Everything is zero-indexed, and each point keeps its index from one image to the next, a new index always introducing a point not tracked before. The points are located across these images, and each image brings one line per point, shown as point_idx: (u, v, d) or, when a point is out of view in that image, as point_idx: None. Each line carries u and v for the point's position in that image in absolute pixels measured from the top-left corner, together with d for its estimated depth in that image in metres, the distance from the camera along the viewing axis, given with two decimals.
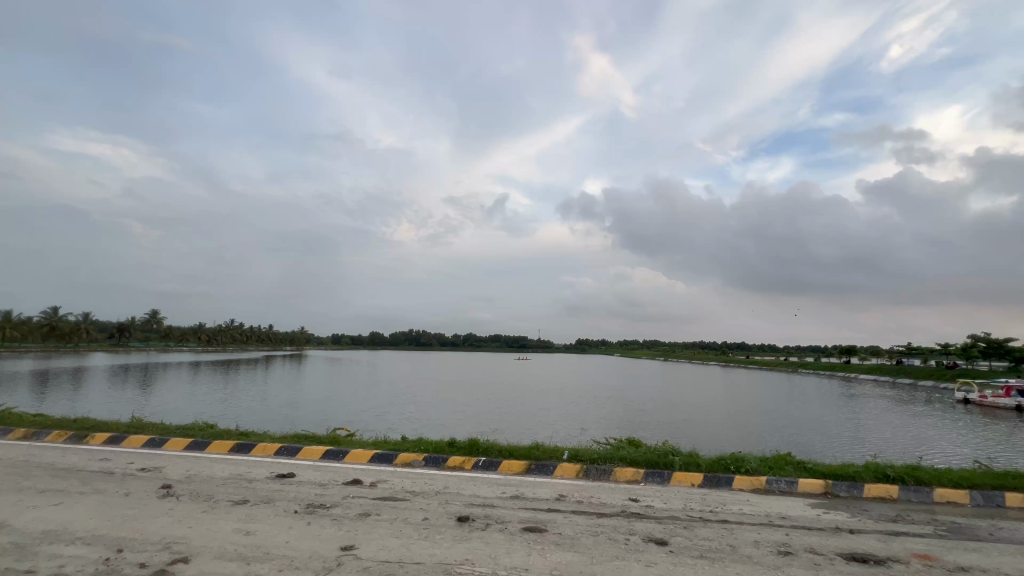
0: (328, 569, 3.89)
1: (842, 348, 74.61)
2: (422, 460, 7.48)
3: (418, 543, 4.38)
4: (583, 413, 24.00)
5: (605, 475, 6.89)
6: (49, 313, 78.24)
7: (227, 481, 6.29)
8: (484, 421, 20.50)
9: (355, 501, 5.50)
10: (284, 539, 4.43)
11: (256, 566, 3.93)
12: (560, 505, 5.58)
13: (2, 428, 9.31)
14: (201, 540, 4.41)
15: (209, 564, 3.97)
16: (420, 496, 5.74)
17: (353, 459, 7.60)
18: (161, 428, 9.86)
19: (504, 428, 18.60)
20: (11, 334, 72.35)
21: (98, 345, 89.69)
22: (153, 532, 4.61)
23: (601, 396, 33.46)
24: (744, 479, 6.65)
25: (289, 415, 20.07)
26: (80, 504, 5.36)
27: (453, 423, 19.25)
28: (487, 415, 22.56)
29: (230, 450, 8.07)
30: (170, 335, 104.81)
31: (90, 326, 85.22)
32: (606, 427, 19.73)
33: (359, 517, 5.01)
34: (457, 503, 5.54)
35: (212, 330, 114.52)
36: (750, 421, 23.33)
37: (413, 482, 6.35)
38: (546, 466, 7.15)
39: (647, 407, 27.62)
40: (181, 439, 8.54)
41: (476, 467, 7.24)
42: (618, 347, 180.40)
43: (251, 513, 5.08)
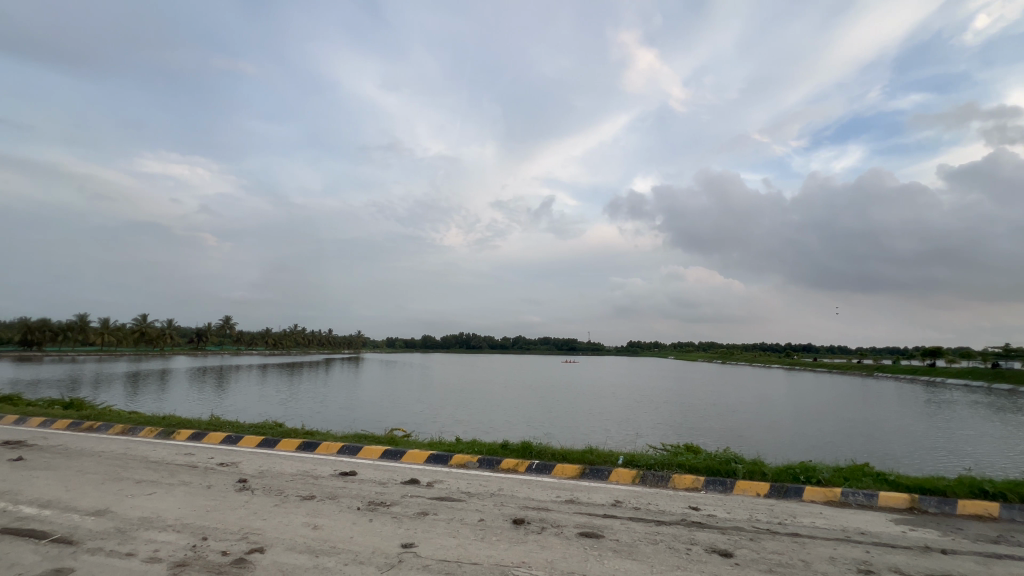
0: (389, 566, 4.01)
1: (927, 350, 68.07)
2: (476, 461, 7.60)
3: (475, 544, 4.45)
4: (637, 418, 23.38)
5: (663, 481, 6.68)
6: (138, 320, 86.44)
7: (296, 477, 6.68)
8: (535, 424, 20.52)
9: (414, 500, 5.66)
10: (349, 534, 4.63)
11: (325, 559, 4.14)
12: (617, 511, 5.46)
13: (105, 424, 10.41)
14: (274, 532, 4.70)
15: (283, 554, 4.23)
16: (475, 498, 5.81)
17: (410, 459, 7.83)
18: (237, 425, 10.69)
19: (556, 432, 18.51)
20: (107, 339, 80.71)
21: (182, 348, 98.27)
22: (232, 523, 4.96)
23: (656, 400, 32.45)
24: (816, 490, 6.22)
25: (348, 416, 20.96)
26: (169, 494, 5.86)
27: (505, 426, 19.41)
28: (539, 419, 22.45)
29: (296, 448, 8.55)
30: (242, 339, 112.96)
31: (173, 332, 93.38)
32: (662, 433, 19.09)
33: (417, 516, 5.15)
34: (512, 505, 5.57)
35: (278, 334, 122.08)
36: (824, 429, 21.71)
37: (468, 483, 6.45)
38: (601, 470, 7.05)
39: (706, 413, 26.47)
40: (253, 436, 9.17)
41: (530, 469, 7.26)
42: (671, 349, 174.77)
43: (318, 509, 5.36)
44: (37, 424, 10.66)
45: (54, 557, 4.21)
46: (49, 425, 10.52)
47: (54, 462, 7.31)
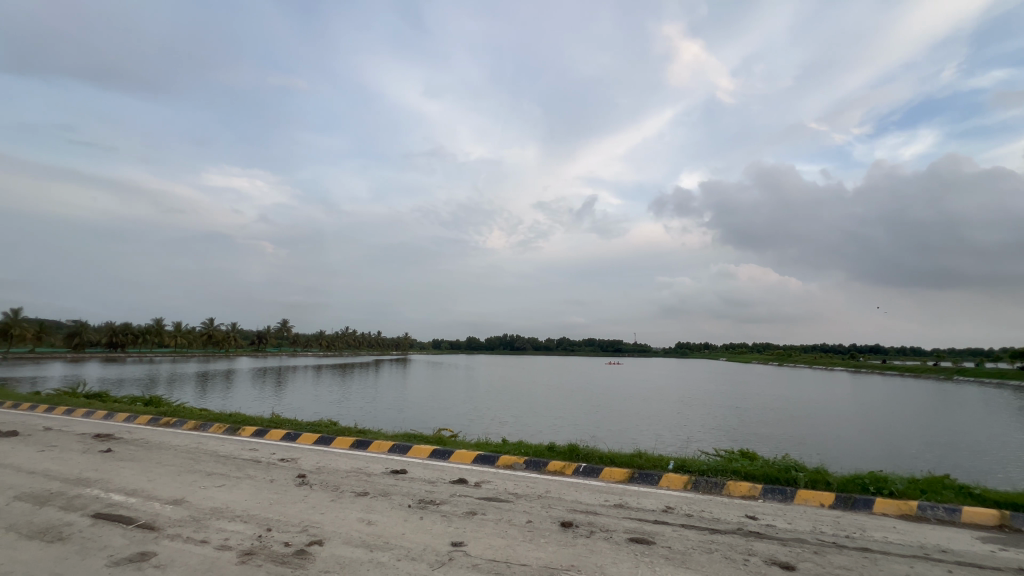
0: (440, 564, 4.09)
1: (1017, 352, 61.60)
2: (522, 462, 7.62)
3: (522, 545, 4.46)
4: (686, 422, 22.62)
5: (717, 488, 6.43)
6: (206, 323, 92.97)
7: (350, 474, 6.96)
8: (580, 426, 20.29)
9: (462, 500, 5.74)
10: (400, 531, 4.77)
11: (379, 553, 4.29)
12: (668, 517, 5.31)
13: (178, 419, 11.29)
14: (332, 525, 4.92)
15: (340, 548, 4.42)
16: (522, 499, 5.82)
17: (458, 459, 7.97)
18: (294, 423, 11.25)
19: (604, 434, 18.23)
20: (180, 341, 87.44)
21: (244, 349, 105.13)
22: (294, 515, 5.24)
23: (707, 403, 31.24)
24: (889, 503, 5.78)
25: (397, 416, 21.46)
26: (237, 486, 6.28)
27: (550, 428, 19.31)
28: (586, 421, 22.17)
29: (350, 445, 8.92)
30: (298, 341, 119.30)
31: (237, 334, 100.05)
32: (716, 438, 18.36)
33: (465, 515, 5.24)
34: (560, 508, 5.55)
35: (331, 336, 127.76)
36: (897, 437, 20.10)
37: (515, 484, 6.49)
38: (651, 475, 6.89)
39: (763, 417, 25.22)
40: (311, 434, 9.63)
41: (577, 472, 7.19)
42: (722, 350, 168.05)
43: (371, 505, 5.56)
44: (122, 419, 11.67)
45: (139, 541, 4.59)
46: (132, 420, 11.50)
47: (137, 454, 8.01)
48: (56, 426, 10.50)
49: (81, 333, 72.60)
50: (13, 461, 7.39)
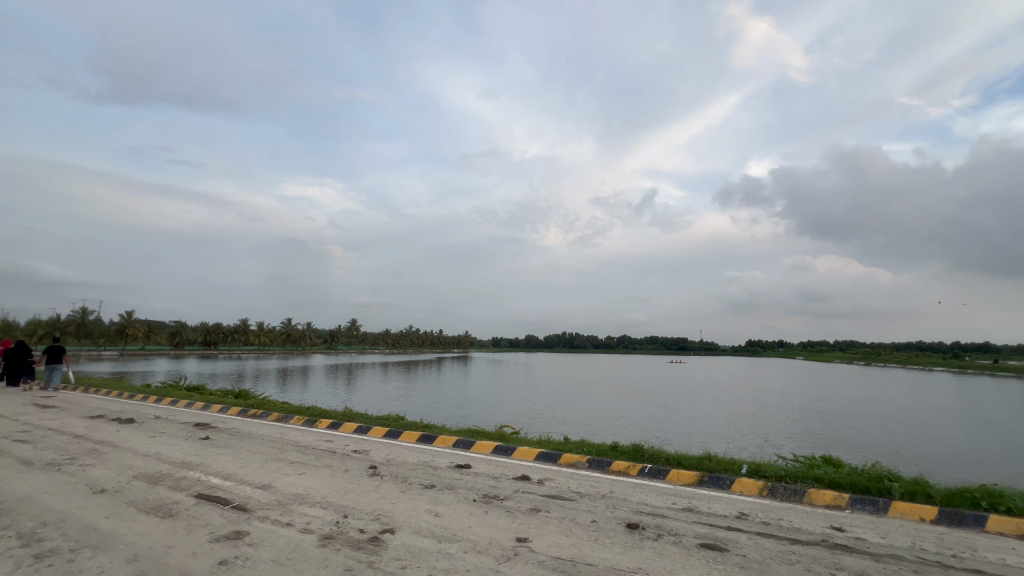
0: (506, 558, 4.16)
1: None
2: (586, 461, 7.54)
3: (588, 544, 4.41)
4: (760, 425, 21.29)
5: (796, 495, 6.00)
6: (285, 323, 100.56)
7: (418, 467, 7.23)
8: (644, 427, 19.70)
9: (526, 497, 5.79)
10: (467, 524, 4.89)
11: (447, 544, 4.42)
12: (743, 524, 5.03)
13: (263, 411, 12.28)
14: (403, 515, 5.14)
15: (411, 537, 4.60)
16: (586, 498, 5.75)
17: (520, 455, 8.05)
18: (365, 417, 11.85)
19: (670, 436, 17.60)
20: (263, 339, 95.06)
21: (318, 346, 112.27)
22: (367, 504, 5.52)
23: (784, 406, 29.16)
24: (1005, 520, 5.10)
25: (459, 413, 21.91)
26: (317, 474, 6.75)
27: (612, 428, 18.95)
28: (650, 421, 21.50)
29: (417, 439, 9.27)
30: (366, 340, 125.73)
31: (312, 333, 107.06)
32: (793, 442, 17.19)
33: (529, 511, 5.27)
34: (625, 508, 5.43)
35: (396, 335, 133.46)
36: (1013, 447, 17.79)
37: (578, 483, 6.44)
38: (722, 479, 6.56)
39: (848, 421, 23.30)
40: (381, 427, 10.10)
41: (642, 473, 7.00)
42: (799, 348, 156.40)
43: (438, 497, 5.74)
44: (216, 411, 12.86)
45: (234, 521, 5.06)
46: (225, 411, 12.67)
47: (230, 442, 8.81)
48: (164, 415, 11.82)
49: (182, 333, 81.15)
50: (131, 445, 8.41)
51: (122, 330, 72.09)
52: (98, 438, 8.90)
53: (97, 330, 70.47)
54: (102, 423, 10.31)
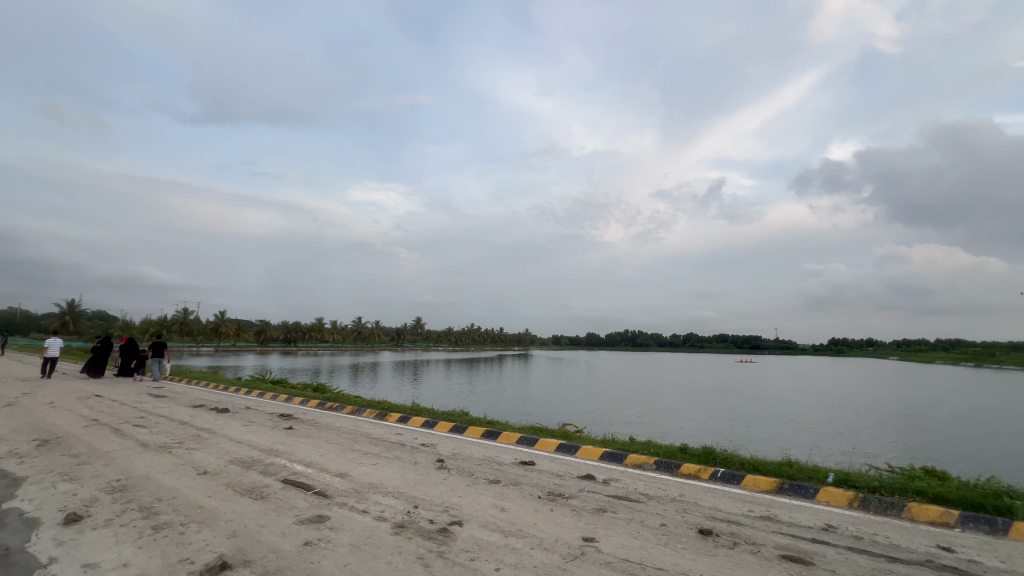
0: (572, 556, 4.14)
1: None
2: (653, 463, 7.31)
3: (658, 548, 4.28)
4: (848, 431, 19.58)
5: (893, 509, 5.45)
6: (356, 322, 106.47)
7: (483, 461, 7.39)
8: (715, 429, 18.75)
9: (591, 496, 5.73)
10: (532, 520, 4.92)
11: (514, 540, 4.47)
12: (831, 537, 4.64)
13: (338, 404, 13.08)
14: (470, 509, 5.26)
15: (479, 530, 4.70)
16: (655, 501, 5.58)
17: (584, 454, 7.97)
18: (431, 412, 12.21)
19: (745, 440, 16.62)
20: (336, 337, 101.23)
21: (386, 344, 117.81)
22: (436, 496, 5.71)
23: (876, 411, 26.58)
24: None
25: (522, 410, 22.02)
26: (389, 465, 7.09)
27: (680, 430, 18.19)
28: (723, 424, 20.36)
29: (481, 434, 9.46)
30: (429, 338, 130.13)
31: (380, 330, 112.50)
32: (889, 452, 15.60)
33: (596, 511, 5.20)
34: (696, 513, 5.20)
35: (458, 333, 136.97)
36: None
37: (646, 485, 6.26)
38: (805, 487, 6.10)
39: (955, 429, 20.83)
40: (447, 422, 10.42)
41: (714, 477, 6.68)
42: (892, 347, 141.86)
43: (503, 493, 5.81)
44: (298, 403, 13.87)
45: (317, 505, 5.43)
46: (305, 403, 13.64)
47: (311, 432, 9.48)
48: (253, 406, 12.92)
49: (267, 331, 88.33)
50: (227, 432, 9.30)
51: (217, 329, 79.73)
52: (200, 425, 9.92)
53: (197, 329, 78.43)
54: (202, 412, 11.47)
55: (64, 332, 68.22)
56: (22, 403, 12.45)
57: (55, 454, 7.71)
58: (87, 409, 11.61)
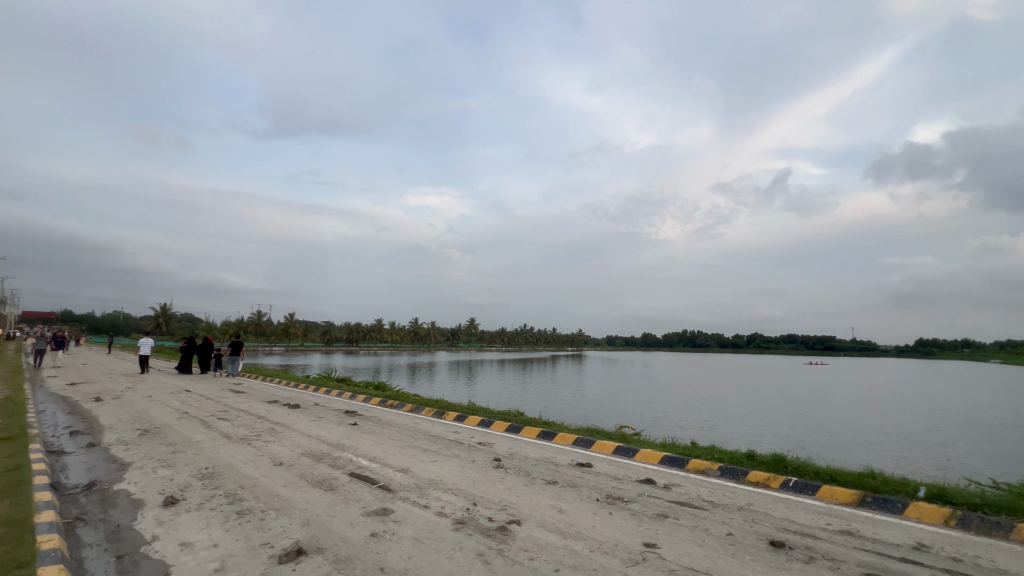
0: (634, 562, 4.04)
1: None
2: (717, 469, 7.00)
3: (725, 558, 4.10)
4: (941, 441, 17.74)
5: (1000, 530, 4.87)
6: (413, 323, 110.09)
7: (539, 462, 7.40)
8: (785, 436, 17.60)
9: (652, 501, 5.57)
10: (591, 523, 4.87)
11: (572, 541, 4.44)
12: (923, 557, 4.23)
13: (397, 403, 13.57)
14: (528, 508, 5.29)
15: (537, 530, 4.72)
16: (720, 509, 5.34)
17: (643, 458, 7.77)
18: (487, 411, 12.43)
19: (819, 448, 15.49)
20: (395, 337, 105.22)
21: (442, 344, 120.81)
22: (494, 495, 5.79)
23: (973, 419, 24.00)
24: None
25: (577, 411, 21.90)
26: (448, 462, 7.28)
27: (746, 435, 17.22)
28: (795, 430, 19.05)
29: (537, 435, 9.48)
30: (483, 338, 132.08)
31: (436, 331, 115.67)
32: (992, 466, 13.96)
33: (656, 516, 5.05)
34: (767, 524, 4.92)
35: (511, 334, 138.20)
36: None
37: (710, 491, 6.01)
38: (891, 501, 5.60)
39: None
40: (503, 422, 10.53)
41: (786, 486, 6.30)
42: (994, 348, 126.95)
43: (561, 494, 5.79)
44: (361, 400, 14.53)
45: (382, 499, 5.68)
46: (368, 401, 14.24)
47: (374, 428, 9.91)
48: (321, 402, 13.75)
49: (331, 331, 93.33)
50: (299, 427, 9.93)
51: (287, 329, 85.19)
52: (275, 419, 10.67)
53: (269, 329, 84.25)
54: (276, 407, 12.30)
55: (158, 332, 75.59)
56: (126, 396, 13.92)
57: (154, 442, 8.59)
58: (179, 403, 12.82)
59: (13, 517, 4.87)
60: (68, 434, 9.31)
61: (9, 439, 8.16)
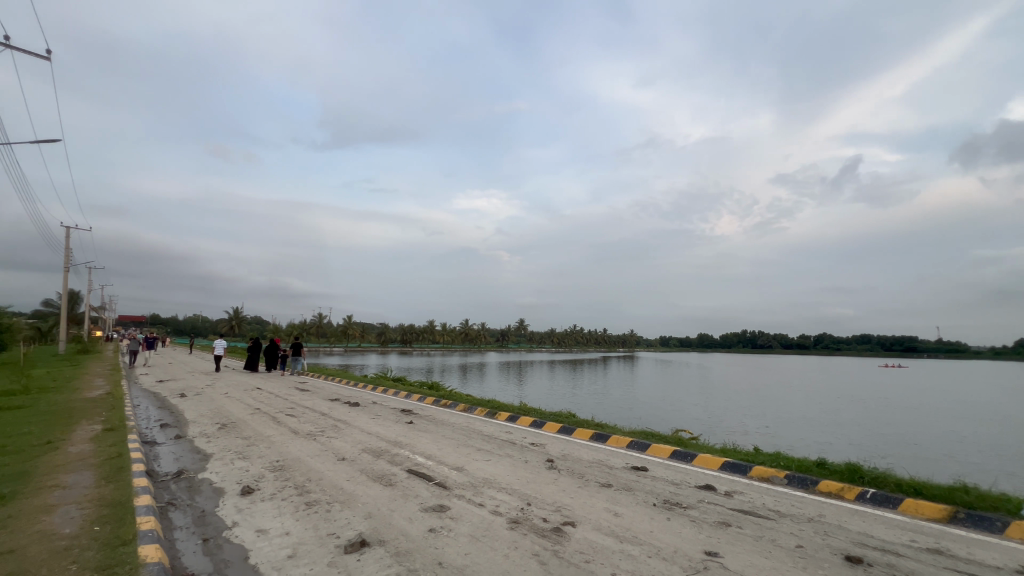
0: (694, 570, 3.91)
1: None
2: (783, 477, 6.63)
3: (793, 572, 3.88)
4: None
5: None
6: (463, 324, 112.17)
7: (593, 464, 7.32)
8: (860, 444, 16.37)
9: (712, 507, 5.37)
10: (648, 528, 4.76)
11: (629, 546, 4.36)
12: None
13: (450, 402, 13.88)
14: (583, 511, 5.25)
15: (593, 533, 4.67)
16: (788, 519, 5.05)
17: (701, 463, 7.50)
18: (539, 412, 12.47)
19: (900, 458, 14.27)
20: (446, 338, 107.68)
21: (492, 345, 122.25)
22: (548, 496, 5.79)
23: None
24: None
25: (630, 413, 21.53)
26: (501, 462, 7.37)
27: (815, 442, 16.17)
28: (871, 438, 17.68)
29: (590, 437, 9.38)
30: (532, 338, 132.40)
31: (486, 331, 117.21)
32: None
33: (718, 524, 4.85)
34: (841, 538, 4.60)
35: (561, 335, 137.53)
36: None
37: (776, 501, 5.70)
38: (987, 519, 5.06)
39: None
40: (555, 423, 10.52)
41: (862, 498, 5.86)
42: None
43: (616, 497, 5.70)
44: (417, 400, 14.98)
45: (438, 495, 5.84)
46: (423, 400, 14.66)
47: (428, 427, 10.18)
48: (378, 400, 14.32)
49: (386, 333, 96.83)
50: (359, 424, 10.40)
51: (345, 330, 89.38)
52: (337, 416, 11.23)
53: (330, 330, 88.69)
54: (338, 405, 12.93)
55: (232, 334, 81.71)
56: (206, 393, 15.14)
57: (232, 435, 9.31)
58: (251, 399, 13.79)
59: (116, 499, 5.46)
60: (159, 426, 10.30)
61: (111, 430, 9.14)
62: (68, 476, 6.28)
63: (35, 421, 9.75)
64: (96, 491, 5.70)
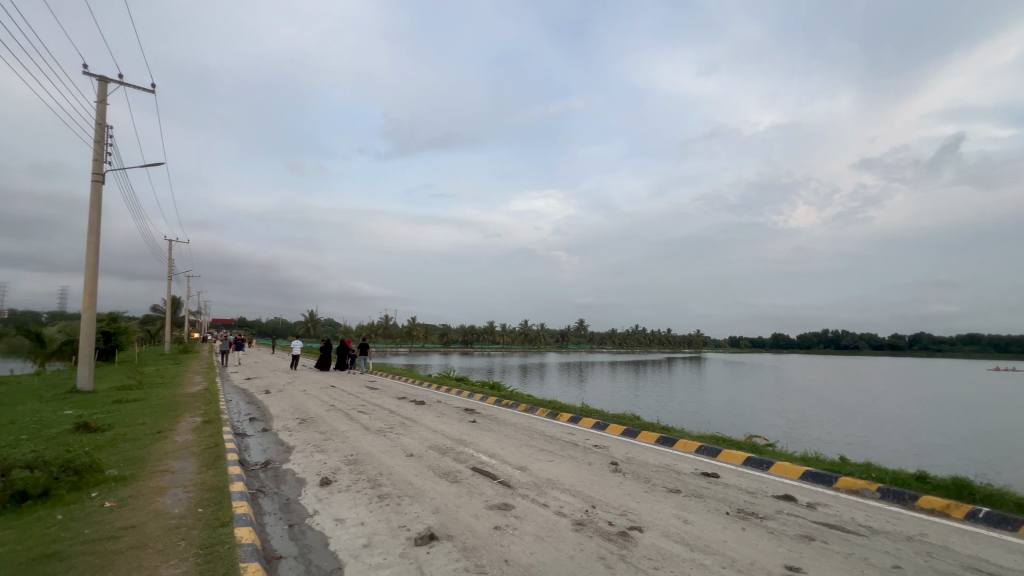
0: None
1: None
2: (874, 490, 6.06)
3: None
4: None
5: None
6: (523, 324, 112.99)
7: (659, 469, 7.08)
8: (969, 456, 14.61)
9: (793, 520, 5.01)
10: (722, 537, 4.53)
11: (701, 555, 4.19)
12: None
13: (511, 402, 14.03)
14: (649, 516, 5.10)
15: (661, 539, 4.53)
16: (882, 537, 4.61)
17: (779, 471, 7.03)
18: (602, 413, 12.30)
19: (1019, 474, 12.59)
20: (506, 338, 109.01)
21: (552, 345, 122.16)
22: (612, 499, 5.69)
23: None
24: None
25: (698, 417, 20.60)
26: (563, 463, 7.34)
27: (913, 453, 14.66)
28: (982, 449, 15.73)
29: (656, 440, 9.10)
30: (593, 339, 130.74)
31: (546, 332, 117.30)
32: None
33: (799, 538, 4.53)
34: (947, 560, 4.12)
35: (623, 335, 134.64)
36: None
37: (868, 516, 5.20)
38: None
39: None
40: (618, 425, 10.31)
41: (972, 517, 5.22)
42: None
43: (685, 504, 5.48)
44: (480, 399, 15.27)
45: (502, 494, 5.92)
46: (485, 400, 14.90)
47: (491, 426, 10.34)
48: (443, 399, 14.81)
49: (449, 333, 99.80)
50: (425, 422, 10.78)
51: (410, 331, 93.14)
52: (404, 414, 11.72)
53: (396, 331, 92.79)
54: (405, 403, 13.47)
55: (309, 334, 87.86)
56: (287, 390, 16.36)
57: (311, 429, 10.01)
58: (327, 397, 14.70)
59: (216, 484, 6.06)
60: (249, 420, 11.27)
61: (209, 423, 10.14)
62: (176, 462, 7.07)
63: (149, 413, 11.04)
64: (199, 476, 6.37)
